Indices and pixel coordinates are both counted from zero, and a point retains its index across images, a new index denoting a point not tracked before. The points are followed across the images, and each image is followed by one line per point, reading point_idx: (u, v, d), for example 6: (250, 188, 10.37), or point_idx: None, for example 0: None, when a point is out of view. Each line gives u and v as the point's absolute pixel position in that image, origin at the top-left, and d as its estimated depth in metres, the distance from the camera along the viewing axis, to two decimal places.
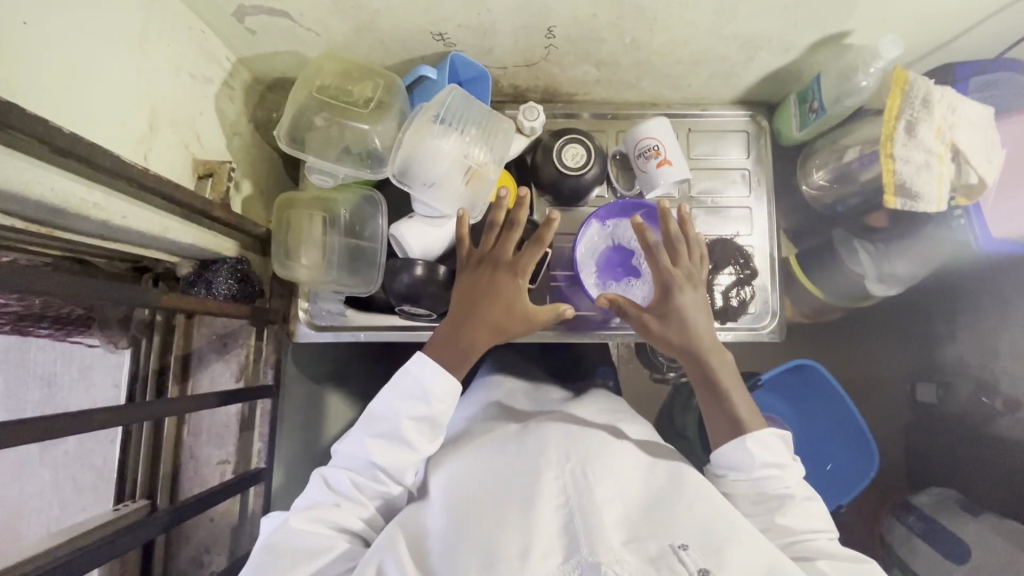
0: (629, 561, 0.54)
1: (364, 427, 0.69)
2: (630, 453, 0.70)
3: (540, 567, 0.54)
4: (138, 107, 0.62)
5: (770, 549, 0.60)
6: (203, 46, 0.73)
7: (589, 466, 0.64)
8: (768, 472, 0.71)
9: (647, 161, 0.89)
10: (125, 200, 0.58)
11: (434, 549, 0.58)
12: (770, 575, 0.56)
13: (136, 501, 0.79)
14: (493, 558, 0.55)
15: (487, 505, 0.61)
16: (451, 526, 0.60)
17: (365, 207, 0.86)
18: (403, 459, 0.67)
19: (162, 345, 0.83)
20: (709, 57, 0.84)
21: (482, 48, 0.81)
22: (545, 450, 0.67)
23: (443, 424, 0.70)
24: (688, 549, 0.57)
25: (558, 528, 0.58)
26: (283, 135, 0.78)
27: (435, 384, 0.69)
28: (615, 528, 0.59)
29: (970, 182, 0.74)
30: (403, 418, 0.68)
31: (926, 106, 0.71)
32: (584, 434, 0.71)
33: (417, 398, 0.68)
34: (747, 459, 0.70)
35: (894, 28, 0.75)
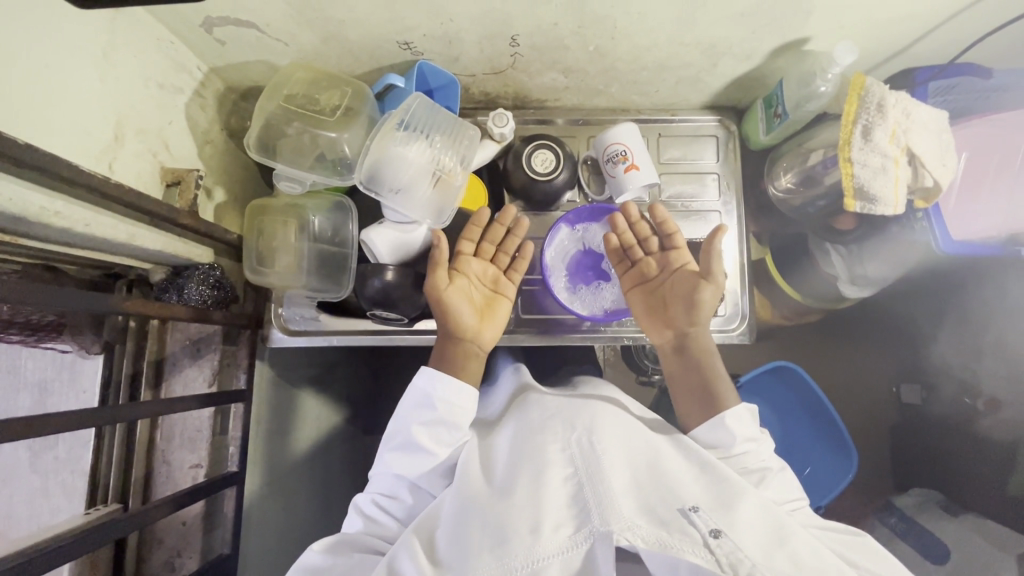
0: (641, 525, 0.58)
1: (386, 448, 0.77)
2: (630, 425, 0.74)
3: (553, 537, 0.59)
4: (103, 117, 0.63)
5: (773, 506, 0.63)
6: (171, 57, 0.74)
7: (593, 438, 0.69)
8: (747, 446, 0.74)
9: (615, 166, 0.90)
10: (87, 207, 0.60)
11: (451, 531, 0.64)
12: (776, 530, 0.59)
13: (108, 505, 0.80)
14: (505, 533, 0.60)
15: (505, 483, 0.67)
16: (464, 508, 0.65)
17: (335, 213, 0.88)
18: (422, 464, 0.74)
19: (135, 352, 0.83)
20: (674, 64, 0.85)
21: (449, 56, 0.82)
22: (549, 427, 0.72)
23: (455, 423, 0.75)
24: (698, 511, 0.60)
25: (565, 500, 0.63)
26: (252, 143, 0.80)
27: (438, 389, 0.75)
28: (625, 494, 0.62)
29: (926, 185, 0.75)
30: (413, 425, 0.74)
31: (880, 111, 0.73)
32: (585, 406, 0.76)
33: (423, 406, 0.75)
34: (726, 436, 0.74)
35: (850, 34, 0.76)
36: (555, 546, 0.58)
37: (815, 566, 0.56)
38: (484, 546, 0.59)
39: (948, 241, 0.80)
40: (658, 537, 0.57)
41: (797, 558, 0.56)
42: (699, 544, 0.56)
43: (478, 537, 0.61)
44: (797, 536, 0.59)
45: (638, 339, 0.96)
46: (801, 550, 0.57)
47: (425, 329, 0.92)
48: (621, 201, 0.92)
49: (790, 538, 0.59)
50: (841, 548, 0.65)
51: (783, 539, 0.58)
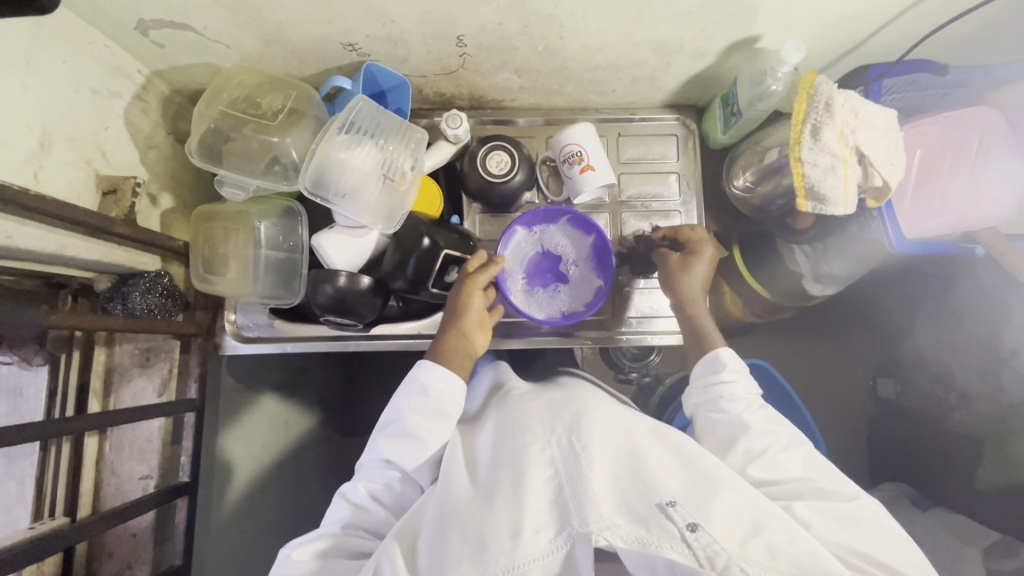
0: (620, 525, 0.57)
1: (379, 435, 0.77)
2: (614, 419, 0.72)
3: (533, 542, 0.58)
4: (27, 126, 0.61)
5: (761, 499, 0.60)
6: (106, 61, 0.72)
7: (575, 435, 0.67)
8: (731, 377, 0.79)
9: (571, 167, 0.89)
10: (9, 220, 0.58)
11: (428, 542, 0.64)
12: (755, 523, 0.57)
13: (54, 518, 0.77)
14: (485, 539, 0.59)
15: (483, 491, 0.65)
16: (444, 515, 0.64)
17: (284, 219, 0.86)
18: (415, 452, 0.74)
19: (83, 361, 0.81)
20: (626, 63, 0.84)
21: (397, 57, 0.81)
22: (534, 427, 0.71)
23: (447, 412, 0.76)
24: (676, 506, 0.58)
25: (547, 503, 0.61)
26: (194, 149, 0.78)
27: (432, 378, 0.77)
28: (605, 491, 0.60)
29: (876, 184, 0.75)
30: (409, 415, 0.75)
31: (828, 111, 0.72)
32: (571, 405, 0.74)
33: (417, 394, 0.76)
34: (717, 365, 0.80)
35: (799, 33, 0.75)
36: (536, 550, 0.58)
37: (792, 555, 0.54)
38: (464, 553, 0.59)
39: (902, 239, 0.79)
40: (636, 535, 0.56)
41: (774, 544, 0.55)
42: (676, 539, 0.55)
43: (459, 543, 0.60)
44: (782, 521, 0.57)
45: (599, 342, 0.96)
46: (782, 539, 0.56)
47: (382, 334, 0.92)
48: (579, 201, 0.91)
49: (766, 526, 0.56)
50: (831, 523, 0.62)
51: (759, 527, 0.56)
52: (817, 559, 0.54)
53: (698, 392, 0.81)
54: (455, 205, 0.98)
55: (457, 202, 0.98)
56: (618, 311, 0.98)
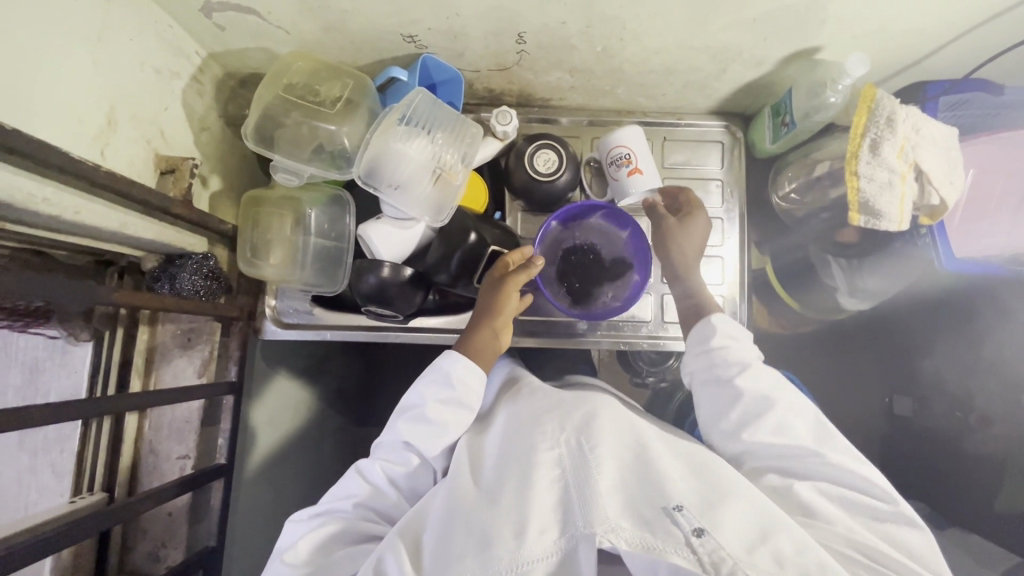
0: (626, 528, 0.56)
1: (399, 417, 0.75)
2: (631, 425, 0.71)
3: (537, 543, 0.57)
4: (95, 102, 0.61)
5: (770, 509, 0.59)
6: (169, 41, 0.72)
7: (584, 436, 0.67)
8: (724, 342, 0.76)
9: (619, 169, 0.89)
10: (76, 196, 0.58)
11: (431, 541, 0.61)
12: (762, 535, 0.55)
13: (93, 494, 0.78)
14: (491, 537, 0.57)
15: (487, 490, 0.64)
16: (450, 513, 0.63)
17: (332, 207, 0.87)
18: (435, 439, 0.72)
19: (126, 339, 0.82)
20: (681, 68, 0.84)
21: (454, 51, 0.81)
22: (541, 424, 0.70)
23: (469, 404, 0.75)
24: (683, 510, 0.57)
25: (553, 503, 0.60)
26: (250, 133, 0.78)
27: (457, 369, 0.75)
28: (611, 494, 0.60)
29: (932, 203, 0.74)
30: (431, 402, 0.73)
31: (890, 126, 0.71)
32: (585, 404, 0.73)
33: (442, 383, 0.74)
34: (710, 331, 0.77)
35: (863, 46, 0.75)
36: (540, 550, 0.56)
37: (800, 565, 0.53)
38: (469, 551, 0.57)
39: (950, 259, 0.79)
40: (642, 540, 0.55)
41: (781, 553, 0.54)
42: (682, 544, 0.54)
43: (460, 543, 0.58)
44: (789, 533, 0.56)
45: (634, 344, 0.95)
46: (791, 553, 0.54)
47: (421, 327, 0.91)
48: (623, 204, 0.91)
49: (773, 536, 0.55)
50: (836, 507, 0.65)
51: (766, 535, 0.55)
52: (825, 566, 0.53)
53: (696, 360, 0.77)
54: (498, 202, 0.98)
55: (499, 199, 0.98)
56: (655, 317, 0.97)
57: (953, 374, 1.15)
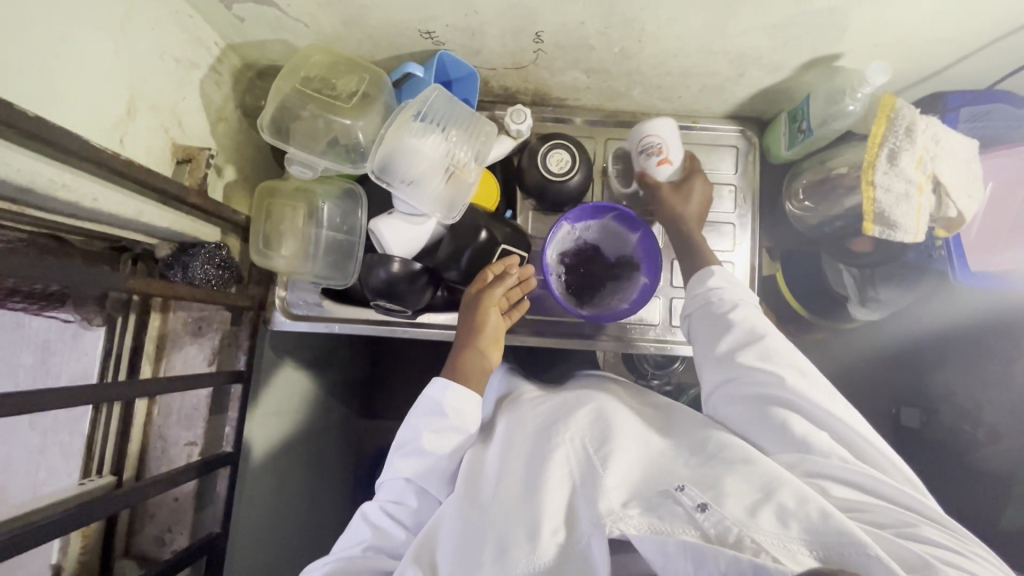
0: (633, 515, 0.56)
1: (396, 455, 0.74)
2: (634, 425, 0.71)
3: (550, 542, 0.57)
4: (115, 91, 0.62)
5: (773, 469, 0.58)
6: (189, 31, 0.73)
7: (590, 437, 0.67)
8: (718, 286, 0.77)
9: (649, 158, 0.87)
10: (95, 183, 0.59)
11: (447, 546, 0.61)
12: (766, 491, 0.55)
13: (102, 477, 0.80)
14: (507, 541, 0.58)
15: (498, 493, 0.65)
16: (464, 518, 0.63)
17: (346, 200, 0.87)
18: (433, 470, 0.72)
19: (137, 326, 0.83)
20: (699, 71, 0.83)
21: (471, 48, 0.81)
22: (547, 424, 0.71)
23: (465, 428, 0.74)
24: (686, 489, 0.57)
25: (563, 502, 0.61)
26: (266, 124, 0.79)
27: (448, 397, 0.74)
28: (617, 489, 0.60)
29: (949, 215, 0.73)
30: (423, 432, 0.72)
31: (909, 136, 0.71)
32: (587, 403, 0.74)
33: (434, 413, 0.74)
34: (706, 274, 0.78)
35: (885, 54, 0.74)
36: (553, 549, 0.57)
37: (805, 519, 0.51)
38: (486, 553, 0.57)
39: (966, 273, 0.78)
40: (650, 523, 0.54)
41: (786, 512, 0.53)
42: (686, 520, 0.53)
43: (479, 544, 0.59)
44: (796, 493, 0.54)
45: (642, 347, 0.95)
46: (795, 508, 0.53)
47: (429, 323, 0.92)
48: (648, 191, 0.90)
49: (778, 493, 0.55)
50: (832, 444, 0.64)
51: (771, 493, 0.55)
52: (831, 512, 0.52)
53: (691, 300, 0.79)
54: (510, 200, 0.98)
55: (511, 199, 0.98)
56: (663, 320, 0.96)
57: (961, 386, 1.13)
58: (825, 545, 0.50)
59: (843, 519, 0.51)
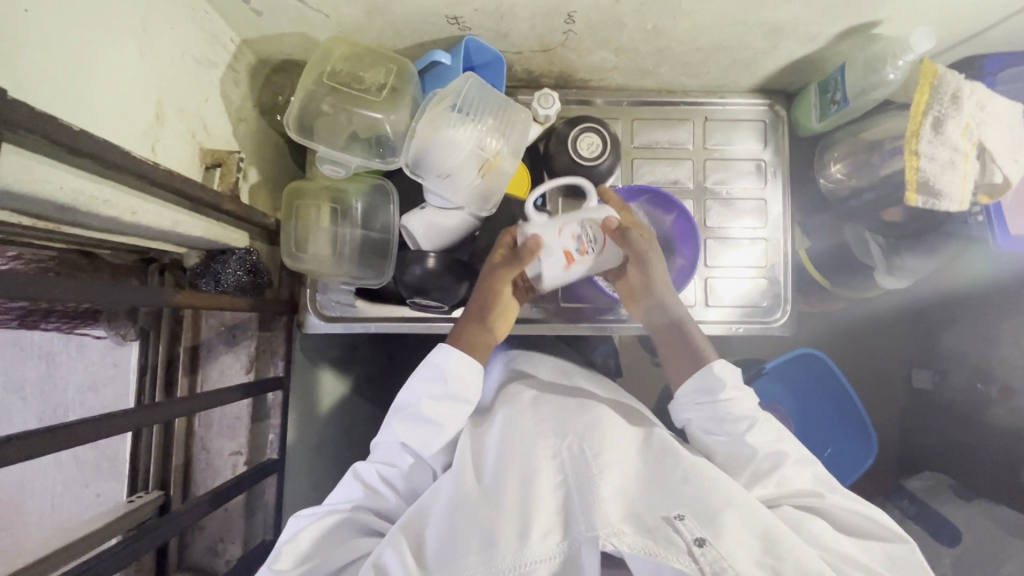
0: (627, 533, 0.56)
1: (394, 416, 0.73)
2: (624, 429, 0.71)
3: (539, 546, 0.57)
4: (143, 97, 0.59)
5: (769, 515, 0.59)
6: (207, 29, 0.69)
7: (586, 443, 0.66)
8: (731, 396, 0.71)
9: (577, 241, 0.75)
10: (134, 195, 0.56)
11: (434, 539, 0.60)
12: (766, 540, 0.56)
13: (151, 491, 0.81)
14: (494, 535, 0.58)
15: (487, 497, 0.63)
16: (456, 514, 0.61)
17: (376, 196, 0.84)
18: (432, 437, 0.70)
19: (171, 337, 0.82)
20: (730, 46, 0.81)
21: (499, 32, 0.78)
22: (539, 431, 0.70)
23: (466, 398, 0.72)
24: (684, 519, 0.57)
25: (555, 509, 0.61)
26: (292, 122, 0.75)
27: (451, 364, 0.71)
28: (612, 499, 0.60)
29: (994, 181, 0.73)
30: (424, 399, 0.70)
31: (954, 103, 0.70)
32: (586, 412, 0.73)
33: (434, 378, 0.71)
34: (713, 382, 0.71)
35: (925, 20, 0.73)
36: (542, 553, 0.56)
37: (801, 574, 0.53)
38: (472, 551, 0.57)
39: (1005, 236, 0.78)
40: (644, 545, 0.55)
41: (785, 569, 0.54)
42: (682, 551, 0.54)
43: (466, 540, 0.58)
44: (795, 556, 0.55)
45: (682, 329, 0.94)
46: (787, 559, 0.54)
47: (465, 316, 0.90)
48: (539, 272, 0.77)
49: (785, 563, 0.54)
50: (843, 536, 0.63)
51: (771, 545, 0.55)
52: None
53: (696, 409, 0.72)
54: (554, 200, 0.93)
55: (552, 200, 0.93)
56: (700, 301, 0.95)
57: (972, 345, 1.14)
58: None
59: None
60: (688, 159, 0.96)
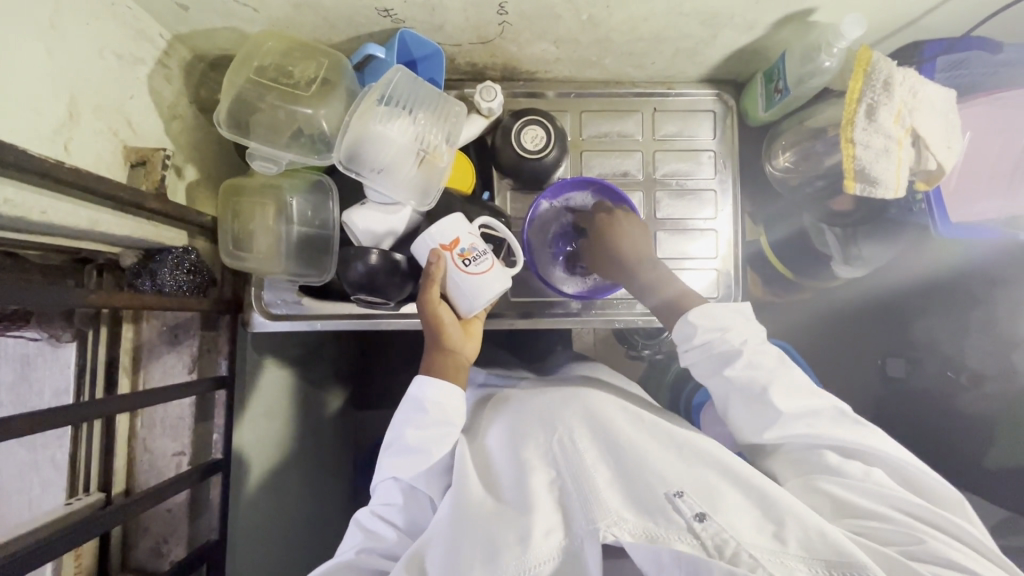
0: (628, 519, 0.55)
1: (384, 458, 0.73)
2: (612, 410, 0.70)
3: (542, 546, 0.55)
4: (54, 95, 0.58)
5: (768, 484, 0.60)
6: (128, 24, 0.68)
7: (575, 433, 0.66)
8: (710, 336, 0.72)
9: (477, 261, 0.76)
10: (42, 194, 0.55)
11: (440, 550, 0.59)
12: (762, 509, 0.57)
13: (92, 493, 0.78)
14: (496, 541, 0.56)
15: (496, 498, 0.62)
16: (458, 517, 0.60)
17: (315, 192, 0.84)
18: (422, 466, 0.70)
19: (110, 337, 0.80)
20: (670, 36, 0.81)
21: (432, 24, 0.77)
22: (534, 423, 0.70)
23: (452, 421, 0.73)
24: (683, 496, 0.57)
25: (554, 504, 0.60)
26: (223, 118, 0.74)
27: (430, 392, 0.73)
28: (609, 487, 0.59)
29: (930, 168, 0.72)
30: (408, 431, 0.72)
31: (887, 90, 0.69)
32: (578, 400, 0.72)
33: (416, 411, 0.73)
34: (688, 327, 0.73)
35: (859, 6, 0.72)
36: (545, 553, 0.55)
37: (805, 548, 0.53)
38: (478, 557, 0.56)
39: (947, 224, 0.78)
40: (645, 529, 0.54)
41: (808, 541, 0.54)
42: (683, 530, 0.53)
43: (471, 545, 0.57)
44: (796, 520, 0.55)
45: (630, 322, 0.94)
46: (788, 525, 0.55)
47: (412, 313, 0.89)
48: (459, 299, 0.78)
49: (785, 527, 0.55)
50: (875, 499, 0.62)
51: (778, 518, 0.56)
52: (840, 552, 0.52)
53: (691, 356, 0.74)
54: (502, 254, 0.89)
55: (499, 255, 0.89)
56: None
57: (945, 338, 1.14)
58: (823, 561, 0.52)
59: (840, 538, 0.53)
60: (638, 151, 0.95)
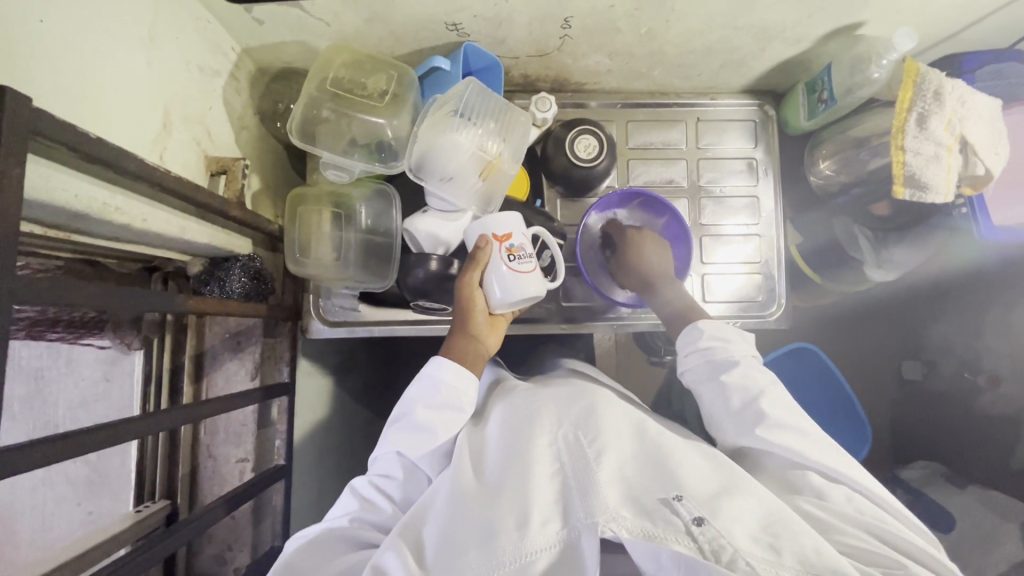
0: (627, 517, 0.53)
1: (388, 429, 0.72)
2: (623, 412, 0.70)
3: (539, 535, 0.54)
4: (151, 106, 0.60)
5: (772, 500, 0.57)
6: (209, 39, 0.70)
7: (584, 431, 0.64)
8: (710, 343, 0.73)
9: (518, 259, 0.76)
10: (144, 202, 0.57)
11: (433, 537, 0.57)
12: (764, 526, 0.53)
13: (157, 501, 0.82)
14: (493, 529, 0.55)
15: (492, 488, 0.61)
16: (456, 503, 0.60)
17: (378, 200, 0.85)
18: (426, 444, 0.69)
19: (174, 346, 0.84)
20: (721, 48, 0.84)
21: (495, 38, 0.79)
22: (540, 416, 0.68)
23: (461, 407, 0.73)
24: (682, 500, 0.55)
25: (554, 495, 0.58)
26: (293, 128, 0.75)
27: (446, 373, 0.73)
28: (611, 482, 0.57)
29: (977, 173, 0.76)
30: (418, 408, 0.71)
31: (937, 99, 0.73)
32: (585, 398, 0.71)
33: (429, 389, 0.72)
34: (694, 334, 0.75)
35: (908, 20, 0.75)
36: (542, 542, 0.54)
37: (795, 554, 0.51)
38: (471, 545, 0.54)
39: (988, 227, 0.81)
40: (643, 528, 0.52)
41: (805, 553, 0.51)
42: (682, 532, 0.51)
43: (467, 535, 0.55)
44: (794, 536, 0.52)
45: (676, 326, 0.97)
46: (784, 538, 0.52)
47: None
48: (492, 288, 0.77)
49: (781, 540, 0.52)
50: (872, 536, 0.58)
51: (771, 530, 0.53)
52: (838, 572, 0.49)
53: (689, 363, 0.75)
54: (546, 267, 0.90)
55: (541, 262, 0.89)
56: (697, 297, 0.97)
57: (958, 338, 1.17)
58: None
59: (837, 559, 0.50)
60: (682, 159, 0.98)
